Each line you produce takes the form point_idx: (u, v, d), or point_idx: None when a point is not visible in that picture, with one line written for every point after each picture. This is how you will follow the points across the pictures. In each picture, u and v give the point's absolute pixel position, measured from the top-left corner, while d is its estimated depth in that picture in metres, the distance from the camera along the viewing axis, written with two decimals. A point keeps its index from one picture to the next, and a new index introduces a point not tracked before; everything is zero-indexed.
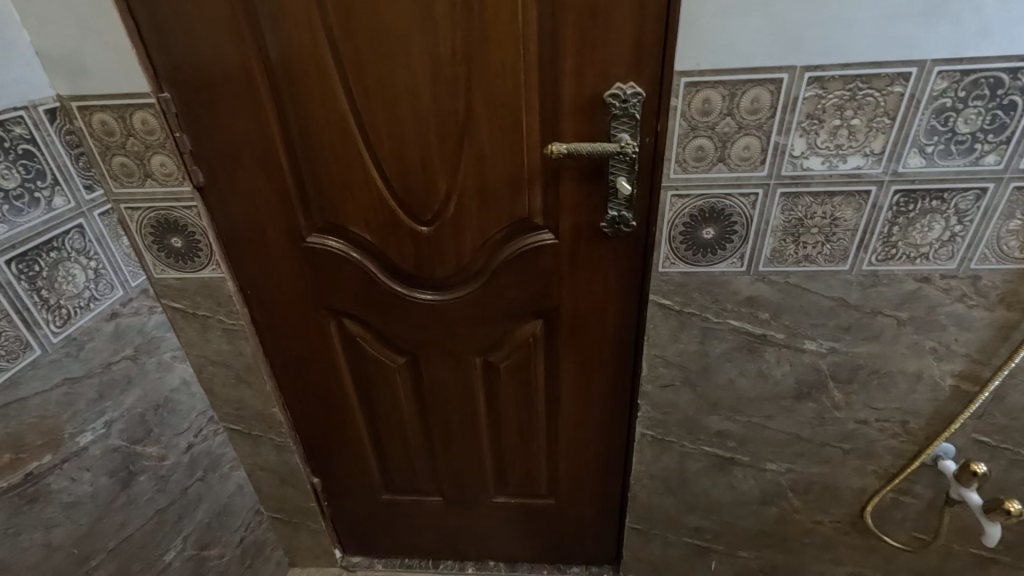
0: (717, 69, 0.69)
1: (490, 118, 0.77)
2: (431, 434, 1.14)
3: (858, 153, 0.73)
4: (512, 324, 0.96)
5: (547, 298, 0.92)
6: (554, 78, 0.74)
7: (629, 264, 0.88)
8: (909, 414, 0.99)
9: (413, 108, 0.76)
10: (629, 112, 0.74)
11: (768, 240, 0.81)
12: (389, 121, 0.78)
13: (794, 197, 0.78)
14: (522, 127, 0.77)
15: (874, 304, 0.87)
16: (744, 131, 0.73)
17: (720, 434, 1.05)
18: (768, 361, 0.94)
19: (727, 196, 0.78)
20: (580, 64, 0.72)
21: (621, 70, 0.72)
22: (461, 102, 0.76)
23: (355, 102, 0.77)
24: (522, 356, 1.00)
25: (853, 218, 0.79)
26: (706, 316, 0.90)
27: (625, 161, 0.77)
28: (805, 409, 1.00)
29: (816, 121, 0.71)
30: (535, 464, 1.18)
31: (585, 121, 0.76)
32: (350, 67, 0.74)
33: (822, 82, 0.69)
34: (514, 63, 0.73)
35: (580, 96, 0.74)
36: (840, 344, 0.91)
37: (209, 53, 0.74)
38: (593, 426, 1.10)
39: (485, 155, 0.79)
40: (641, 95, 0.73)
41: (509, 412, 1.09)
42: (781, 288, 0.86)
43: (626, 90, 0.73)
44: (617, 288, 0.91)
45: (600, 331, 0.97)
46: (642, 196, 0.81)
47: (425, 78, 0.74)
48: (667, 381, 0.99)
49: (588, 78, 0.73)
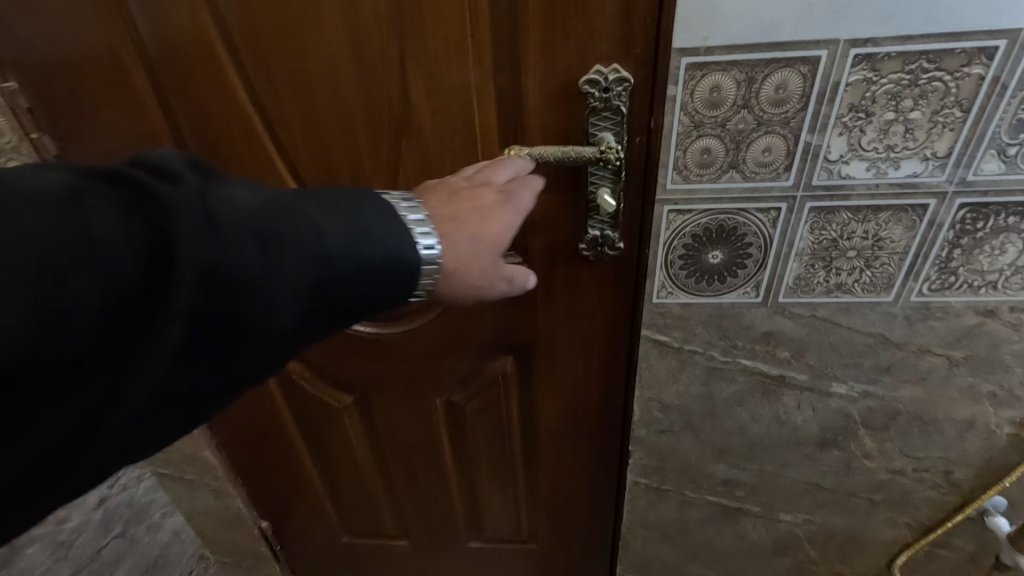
0: (731, 45, 0.51)
1: (433, 116, 0.59)
2: (391, 478, 0.98)
3: (915, 156, 0.56)
4: (477, 360, 0.79)
5: (517, 331, 0.75)
6: (512, 60, 0.55)
7: (617, 294, 0.70)
8: (954, 464, 0.82)
9: (333, 103, 0.58)
10: (612, 104, 0.55)
11: (792, 265, 0.64)
12: (305, 119, 0.60)
13: (827, 213, 0.60)
14: (476, 128, 0.59)
15: (921, 342, 0.69)
16: (765, 129, 0.55)
17: (726, 482, 0.89)
18: (786, 405, 0.78)
19: (740, 212, 0.61)
20: (548, 40, 0.53)
21: (602, 48, 0.53)
22: (395, 95, 0.58)
23: (259, 97, 0.59)
24: (490, 395, 0.84)
25: (902, 238, 0.61)
26: (712, 354, 0.73)
27: (608, 168, 0.59)
28: (829, 458, 0.84)
29: (862, 115, 0.53)
30: (513, 510, 1.02)
31: (557, 117, 0.58)
32: (247, 50, 0.56)
33: (874, 62, 0.51)
34: (459, 43, 0.54)
35: (549, 84, 0.56)
36: (876, 387, 0.75)
37: (62, 32, 0.57)
38: (579, 472, 0.94)
39: (430, 161, 0.61)
40: (628, 82, 0.54)
41: (480, 457, 0.93)
42: (807, 322, 0.69)
43: (609, 75, 0.54)
44: (604, 321, 0.73)
45: (583, 370, 0.79)
46: (632, 213, 0.63)
47: (345, 60, 0.56)
48: (664, 426, 0.82)
49: (560, 58, 0.54)
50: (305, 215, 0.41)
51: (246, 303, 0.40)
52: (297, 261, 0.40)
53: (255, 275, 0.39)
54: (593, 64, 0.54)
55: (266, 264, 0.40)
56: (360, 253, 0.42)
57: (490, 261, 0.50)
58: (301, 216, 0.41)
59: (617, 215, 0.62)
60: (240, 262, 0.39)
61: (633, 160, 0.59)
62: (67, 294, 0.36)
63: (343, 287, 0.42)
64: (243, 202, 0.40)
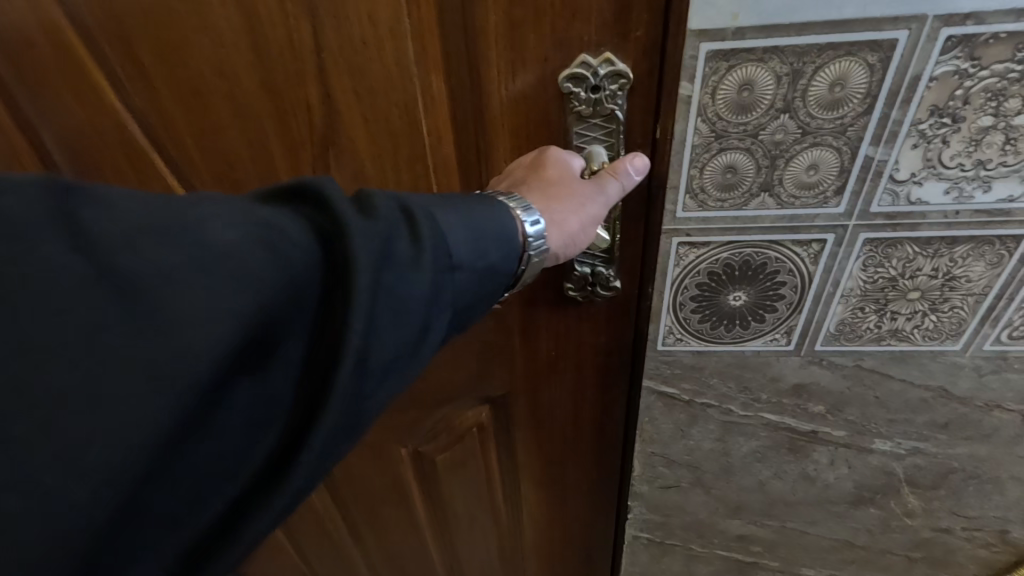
0: (769, 26, 0.36)
1: (366, 128, 0.44)
2: (357, 530, 0.86)
3: (1013, 175, 0.41)
4: (446, 412, 0.66)
5: (492, 379, 0.62)
6: (465, 51, 0.40)
7: (614, 339, 0.55)
8: (1012, 524, 0.70)
9: (233, 111, 0.44)
10: (604, 108, 0.40)
11: (835, 309, 0.50)
12: (200, 134, 0.45)
13: (887, 246, 0.46)
14: (424, 142, 0.44)
15: (989, 396, 0.56)
16: (812, 139, 0.40)
17: (741, 538, 0.77)
18: (816, 462, 0.65)
19: (772, 245, 0.46)
20: (514, 17, 0.38)
21: (592, 31, 0.38)
22: (315, 100, 0.43)
23: (134, 102, 0.43)
24: (464, 447, 0.71)
25: (982, 277, 0.47)
26: (729, 408, 0.60)
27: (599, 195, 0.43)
28: (863, 516, 0.71)
29: (949, 121, 0.39)
30: (496, 561, 0.90)
31: (530, 119, 0.42)
32: (104, 39, 0.40)
33: (973, 47, 0.36)
34: (392, 28, 0.39)
35: (517, 84, 0.41)
36: (928, 444, 0.61)
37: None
38: (570, 525, 0.81)
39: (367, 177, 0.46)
40: (628, 79, 0.39)
41: (455, 508, 0.80)
42: (849, 373, 0.55)
43: (600, 69, 0.39)
44: (597, 370, 0.59)
45: (572, 422, 0.65)
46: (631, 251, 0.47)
47: (242, 48, 0.40)
48: (669, 481, 0.70)
49: (531, 42, 0.39)
50: (449, 214, 0.34)
51: (420, 315, 0.32)
52: (436, 256, 0.32)
53: (427, 288, 0.32)
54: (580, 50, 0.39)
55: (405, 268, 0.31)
56: (509, 248, 0.36)
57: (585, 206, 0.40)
58: (447, 215, 0.34)
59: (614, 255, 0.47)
60: (414, 267, 0.31)
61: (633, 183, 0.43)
62: (246, 325, 0.27)
63: (490, 285, 0.36)
64: (396, 201, 0.33)
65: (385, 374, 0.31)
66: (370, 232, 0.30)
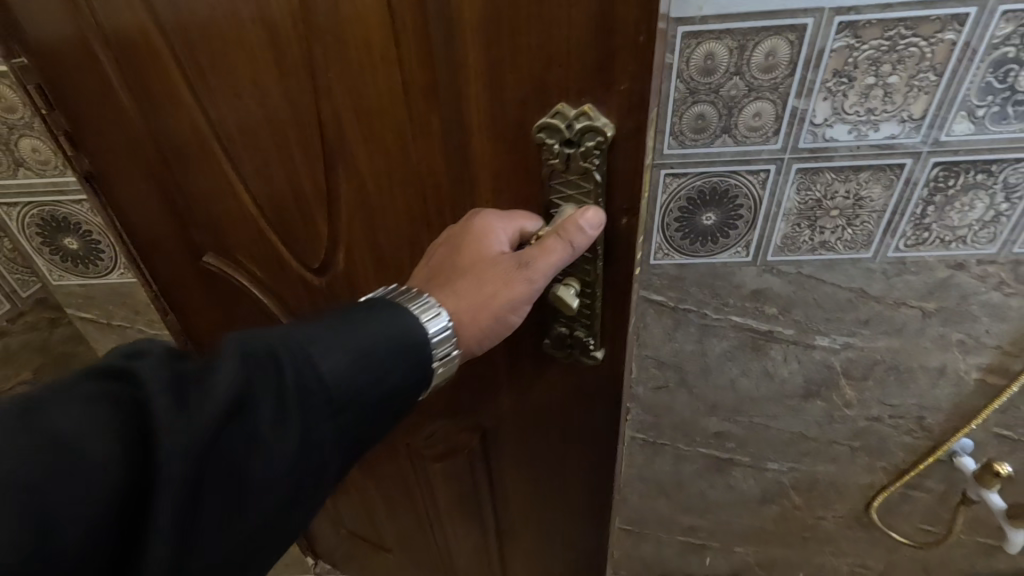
0: (723, 15, 0.54)
1: (365, 147, 0.54)
2: (377, 497, 1.07)
3: (893, 118, 0.60)
4: (445, 425, 0.83)
5: (483, 409, 0.77)
6: (452, 81, 0.46)
7: (583, 388, 0.67)
8: (927, 410, 0.89)
9: (268, 118, 0.56)
10: (583, 164, 0.47)
11: (780, 225, 0.68)
12: (246, 132, 0.58)
13: (812, 173, 0.64)
14: (416, 165, 0.53)
15: (898, 295, 0.75)
16: (756, 94, 0.59)
17: (718, 435, 0.95)
18: (773, 359, 0.83)
19: (733, 174, 0.65)
20: (493, 66, 0.45)
21: (569, 82, 0.44)
22: (328, 114, 0.53)
23: (205, 99, 0.57)
24: (459, 461, 0.86)
25: (881, 197, 0.66)
26: (706, 313, 0.78)
27: (579, 271, 0.54)
28: (813, 408, 0.90)
29: (845, 80, 0.57)
30: (490, 553, 1.04)
31: (517, 154, 0.49)
32: (182, 43, 0.54)
33: (856, 29, 0.54)
34: (385, 57, 0.47)
35: (502, 119, 0.47)
36: (856, 339, 0.80)
37: (33, 14, 0.56)
38: (551, 533, 0.93)
39: (366, 190, 0.57)
40: (604, 139, 0.45)
41: (452, 504, 0.96)
42: (793, 279, 0.74)
43: (574, 121, 0.45)
44: (570, 410, 0.71)
45: (547, 449, 0.78)
46: (609, 318, 0.58)
47: (274, 72, 0.52)
48: (659, 382, 0.87)
49: (507, 87, 0.46)
50: (315, 353, 0.41)
51: (264, 469, 0.39)
52: (279, 410, 0.39)
53: (268, 442, 0.39)
54: (560, 90, 0.45)
55: (242, 430, 0.38)
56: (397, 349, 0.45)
57: (495, 296, 0.50)
58: (311, 355, 0.41)
59: (591, 318, 0.57)
60: (260, 428, 0.38)
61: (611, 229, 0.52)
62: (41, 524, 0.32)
63: (358, 415, 0.43)
64: (247, 359, 0.39)
65: (221, 523, 0.38)
66: (211, 395, 0.37)
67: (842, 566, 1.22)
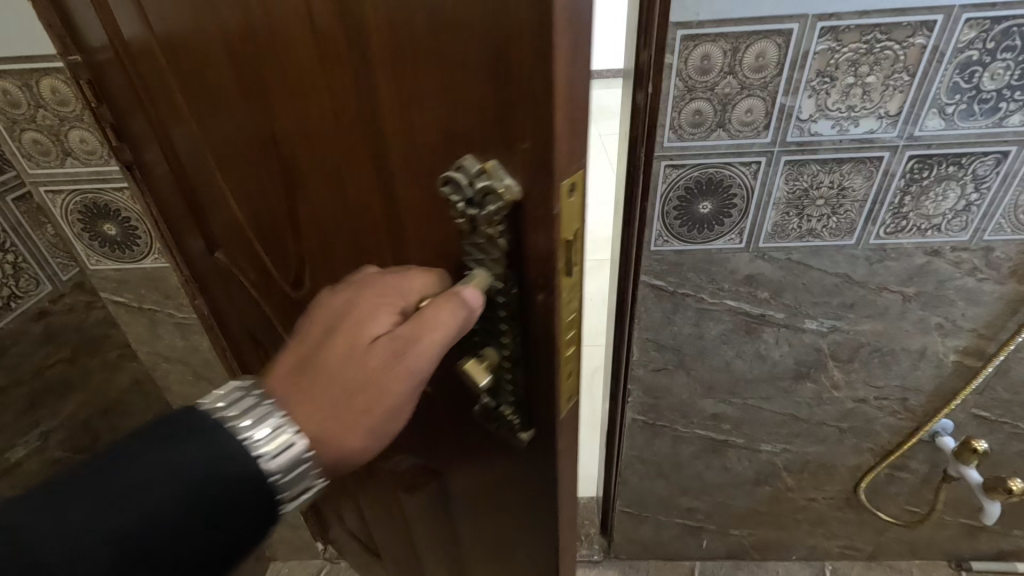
0: (718, 20, 0.60)
1: (314, 171, 0.52)
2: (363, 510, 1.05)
3: (871, 115, 0.66)
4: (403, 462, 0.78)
5: (431, 454, 0.70)
6: (371, 116, 0.43)
7: (527, 468, 0.57)
8: (909, 392, 0.95)
9: (243, 133, 0.57)
10: (484, 232, 0.40)
11: (770, 213, 0.74)
12: (230, 142, 0.60)
13: (800, 165, 0.70)
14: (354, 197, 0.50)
15: (880, 280, 0.81)
16: (747, 92, 0.65)
17: (714, 417, 1.01)
18: (766, 342, 0.89)
19: (727, 165, 0.70)
20: (403, 106, 0.41)
21: (474, 133, 0.38)
22: (282, 135, 0.52)
23: (199, 107, 0.60)
24: (420, 500, 0.80)
25: (862, 187, 0.72)
26: (702, 297, 0.84)
27: (497, 336, 0.47)
28: (803, 390, 0.95)
29: (828, 79, 0.63)
30: None
31: (430, 203, 0.44)
32: (176, 55, 0.57)
33: (836, 34, 0.61)
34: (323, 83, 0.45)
35: (419, 159, 0.42)
36: (843, 322, 0.86)
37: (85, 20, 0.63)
38: None
39: (322, 215, 0.55)
40: (505, 203, 0.38)
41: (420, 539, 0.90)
42: (783, 265, 0.80)
43: (475, 179, 0.38)
44: (518, 489, 0.60)
45: (499, 522, 0.67)
46: (539, 396, 0.50)
47: (243, 89, 0.53)
48: (659, 364, 0.93)
49: (418, 130, 0.41)
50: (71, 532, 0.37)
51: None
52: None
53: None
54: (462, 141, 0.39)
55: None
56: (209, 463, 0.41)
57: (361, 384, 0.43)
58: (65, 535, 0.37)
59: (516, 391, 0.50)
60: None
61: (531, 302, 0.44)
62: None
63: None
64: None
65: None
66: None
67: (833, 547, 1.27)
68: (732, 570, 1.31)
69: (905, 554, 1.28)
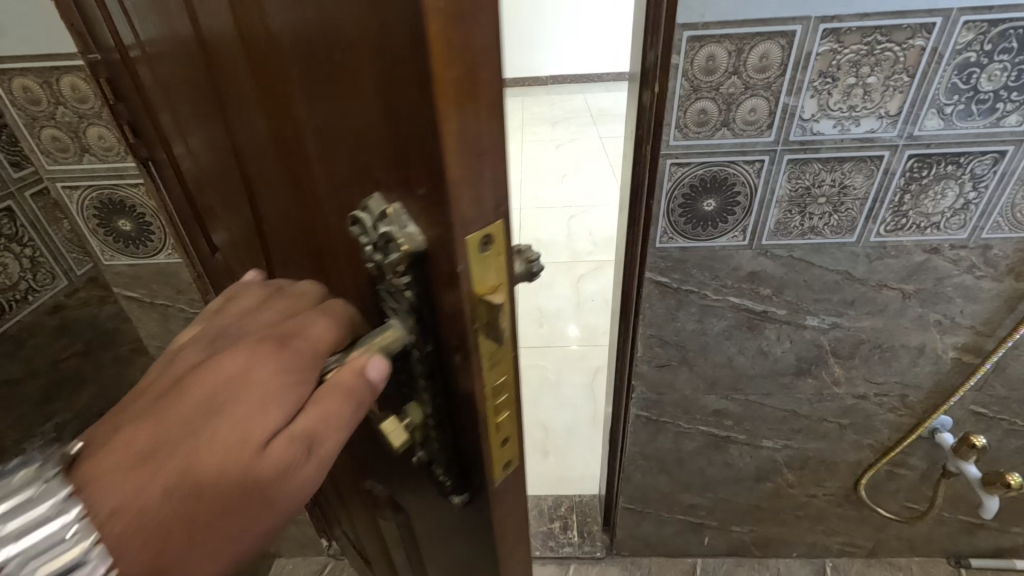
0: (723, 21, 0.62)
1: (274, 188, 0.50)
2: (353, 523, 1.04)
3: (872, 115, 0.67)
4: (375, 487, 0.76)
5: (393, 484, 0.68)
6: (305, 139, 0.41)
7: (470, 525, 0.53)
8: (909, 388, 0.96)
9: (218, 143, 0.57)
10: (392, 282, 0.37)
11: (773, 211, 0.76)
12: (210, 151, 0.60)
13: (802, 164, 0.72)
14: (306, 219, 0.48)
15: (880, 277, 0.82)
16: (751, 92, 0.66)
17: (716, 413, 1.02)
18: (768, 338, 0.90)
19: (731, 163, 0.72)
20: (326, 131, 0.38)
21: (380, 171, 0.35)
22: (247, 149, 0.51)
23: (183, 113, 0.61)
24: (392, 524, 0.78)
25: (864, 185, 0.73)
26: (705, 294, 0.85)
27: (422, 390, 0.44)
28: (804, 386, 0.97)
29: (830, 80, 0.65)
30: None
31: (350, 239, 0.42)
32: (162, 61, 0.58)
33: (838, 35, 0.62)
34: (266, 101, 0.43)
35: (346, 191, 0.39)
36: (844, 319, 0.87)
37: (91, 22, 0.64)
38: None
39: (287, 233, 0.54)
40: (408, 251, 0.34)
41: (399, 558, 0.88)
42: (785, 262, 0.81)
43: (377, 223, 0.35)
44: (467, 543, 0.56)
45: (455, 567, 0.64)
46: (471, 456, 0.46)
47: (214, 99, 0.52)
48: (662, 361, 0.94)
49: (341, 160, 0.38)
50: None
51: None
52: None
53: None
54: (375, 178, 0.36)
55: None
56: None
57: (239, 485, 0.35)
58: None
59: (445, 448, 0.46)
60: None
61: (451, 360, 0.40)
62: None
63: None
64: None
65: None
66: None
67: (833, 544, 1.29)
68: (733, 567, 1.32)
69: (904, 551, 1.30)
